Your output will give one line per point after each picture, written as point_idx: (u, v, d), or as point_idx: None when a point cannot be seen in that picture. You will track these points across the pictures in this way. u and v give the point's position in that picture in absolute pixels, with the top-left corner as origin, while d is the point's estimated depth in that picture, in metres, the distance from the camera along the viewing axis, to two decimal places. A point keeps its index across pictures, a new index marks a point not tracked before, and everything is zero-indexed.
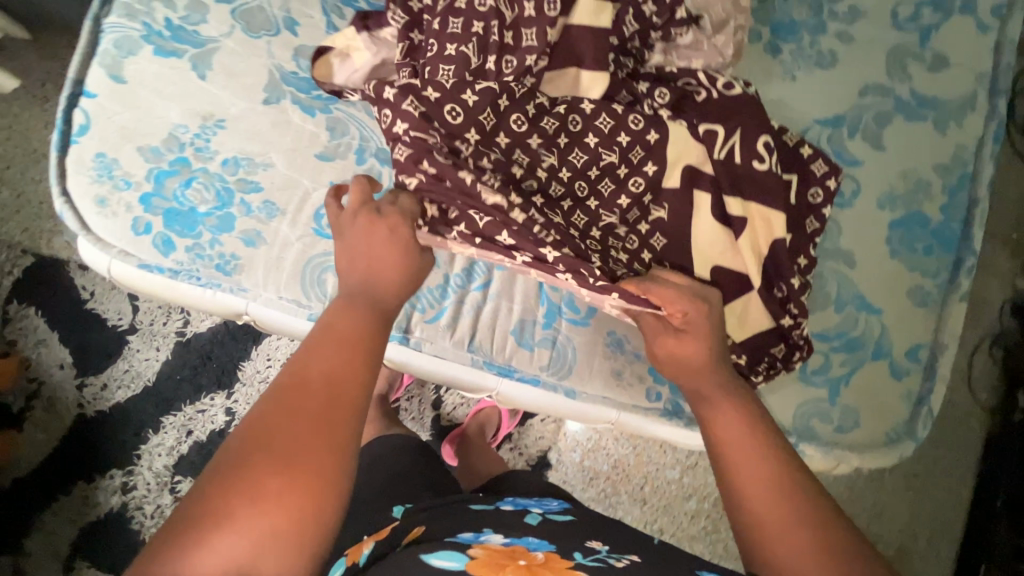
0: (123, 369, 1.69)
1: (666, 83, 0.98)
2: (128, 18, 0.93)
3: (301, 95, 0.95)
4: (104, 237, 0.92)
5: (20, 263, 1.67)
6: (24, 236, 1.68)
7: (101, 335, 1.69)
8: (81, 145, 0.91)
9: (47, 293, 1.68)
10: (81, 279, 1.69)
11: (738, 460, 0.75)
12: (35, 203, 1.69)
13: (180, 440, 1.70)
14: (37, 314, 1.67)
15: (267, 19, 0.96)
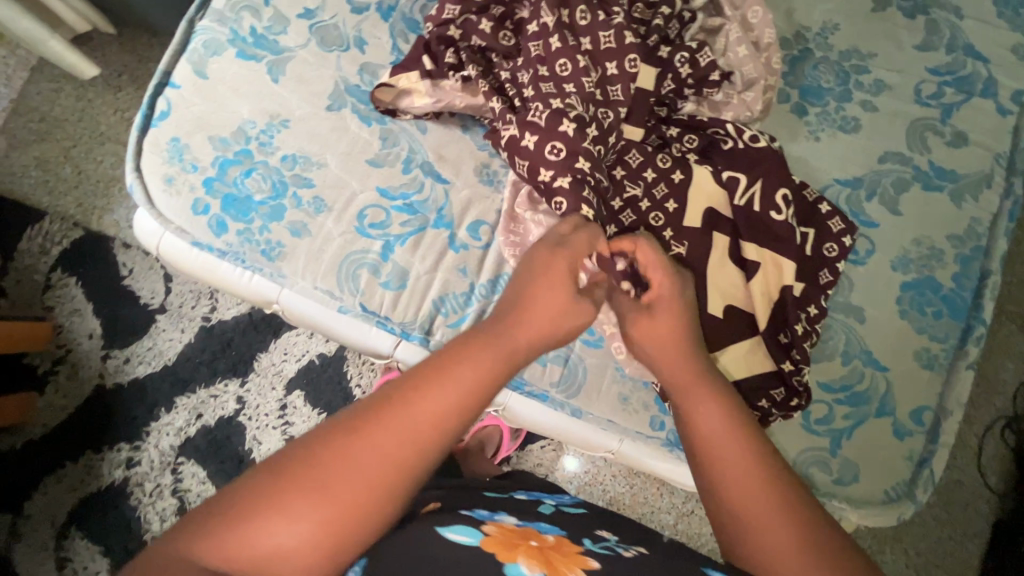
0: (148, 347, 1.76)
1: (696, 131, 1.05)
2: (219, 23, 1.04)
3: (360, 106, 1.04)
4: (165, 213, 1.00)
5: (69, 235, 1.77)
6: (77, 210, 1.79)
7: (132, 311, 1.76)
8: (159, 129, 1.01)
9: (89, 266, 1.77)
10: (122, 256, 1.78)
11: (717, 443, 0.77)
12: (93, 181, 1.80)
13: (189, 422, 1.75)
14: (76, 285, 1.75)
15: (340, 36, 1.06)
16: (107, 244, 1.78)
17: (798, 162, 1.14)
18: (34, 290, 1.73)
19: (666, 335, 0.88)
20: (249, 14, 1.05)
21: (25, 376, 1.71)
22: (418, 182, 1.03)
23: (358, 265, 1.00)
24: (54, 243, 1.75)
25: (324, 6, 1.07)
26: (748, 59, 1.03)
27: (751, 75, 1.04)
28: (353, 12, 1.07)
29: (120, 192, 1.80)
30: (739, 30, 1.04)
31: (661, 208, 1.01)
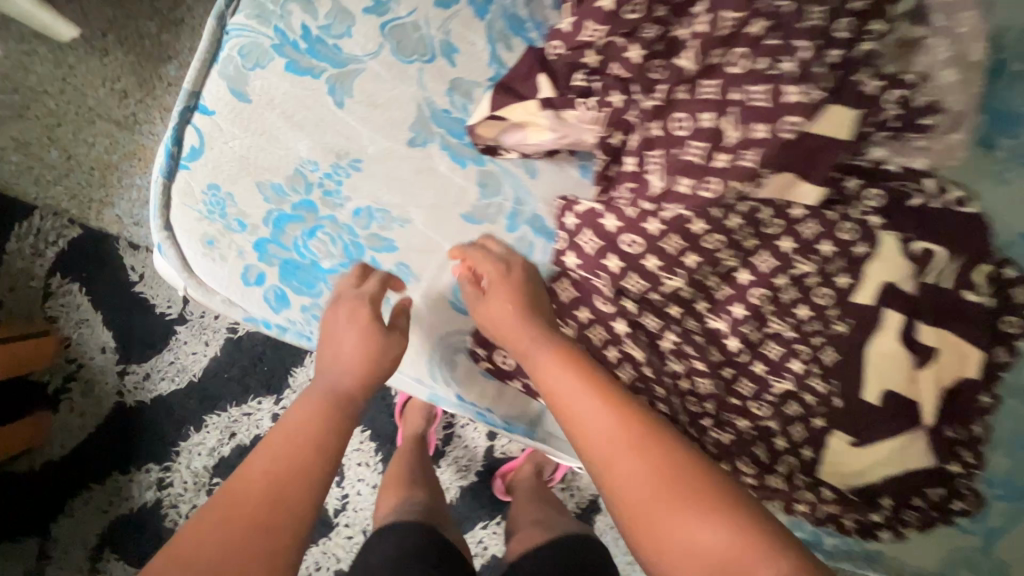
0: (169, 361, 1.58)
1: (877, 183, 0.83)
2: (259, 19, 0.76)
3: (452, 139, 0.80)
4: (208, 282, 0.79)
5: (66, 235, 1.53)
6: (72, 204, 1.53)
7: (147, 322, 1.57)
8: (190, 171, 0.76)
9: (93, 270, 1.54)
10: (130, 259, 1.56)
11: (588, 421, 0.64)
12: (86, 168, 1.53)
13: (222, 441, 1.61)
14: (81, 292, 1.54)
15: (422, 41, 0.79)
16: (111, 244, 1.54)
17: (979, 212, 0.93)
18: (33, 298, 1.52)
19: (508, 304, 0.72)
20: (297, 5, 0.76)
21: (35, 396, 1.54)
22: (527, 242, 0.82)
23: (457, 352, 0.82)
24: (49, 244, 1.52)
25: None
26: (956, 89, 0.79)
27: (958, 109, 0.81)
28: (439, 5, 0.79)
29: (121, 182, 1.54)
30: (953, 47, 0.79)
31: (832, 286, 0.80)
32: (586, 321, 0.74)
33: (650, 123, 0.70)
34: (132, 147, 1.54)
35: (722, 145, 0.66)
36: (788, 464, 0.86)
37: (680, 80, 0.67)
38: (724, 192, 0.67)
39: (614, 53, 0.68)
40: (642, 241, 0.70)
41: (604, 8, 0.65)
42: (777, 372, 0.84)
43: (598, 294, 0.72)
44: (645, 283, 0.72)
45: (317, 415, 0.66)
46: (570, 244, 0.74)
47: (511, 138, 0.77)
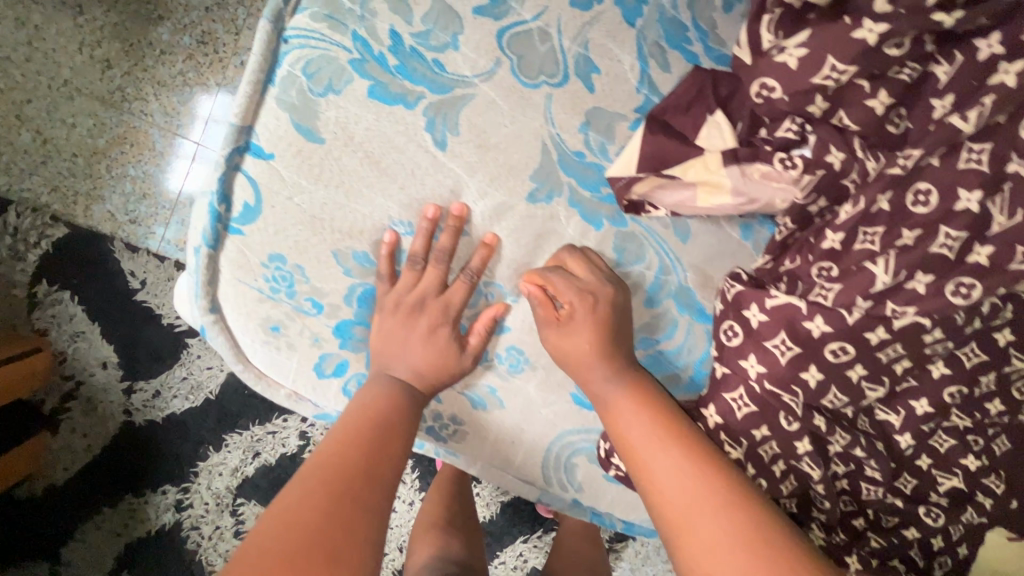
0: (181, 378, 1.29)
1: None
2: (332, 23, 0.54)
3: (585, 190, 0.61)
4: (271, 375, 0.61)
5: (49, 235, 1.23)
6: (52, 197, 1.23)
7: (153, 333, 1.27)
8: (244, 236, 0.56)
9: (84, 275, 1.24)
10: (128, 263, 1.25)
11: (655, 465, 0.54)
12: (67, 154, 1.23)
13: (245, 461, 1.32)
14: (72, 301, 1.24)
15: (551, 57, 0.58)
16: (103, 245, 1.24)
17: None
18: (16, 310, 1.23)
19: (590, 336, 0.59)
20: (387, 4, 0.55)
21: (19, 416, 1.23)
22: (670, 320, 0.65)
23: (575, 453, 0.67)
24: (29, 246, 1.21)
25: None
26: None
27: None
28: (576, 6, 0.58)
29: (111, 172, 1.24)
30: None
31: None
32: (761, 438, 0.58)
33: (874, 195, 0.53)
34: (121, 130, 1.24)
35: (985, 235, 0.50)
36: None
37: (943, 144, 0.50)
38: (979, 295, 0.51)
39: (854, 96, 0.50)
40: (851, 352, 0.54)
41: (863, 41, 0.46)
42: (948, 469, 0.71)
43: (784, 410, 0.57)
44: (847, 397, 0.56)
45: (370, 437, 0.55)
46: (749, 344, 0.57)
47: (674, 196, 0.59)
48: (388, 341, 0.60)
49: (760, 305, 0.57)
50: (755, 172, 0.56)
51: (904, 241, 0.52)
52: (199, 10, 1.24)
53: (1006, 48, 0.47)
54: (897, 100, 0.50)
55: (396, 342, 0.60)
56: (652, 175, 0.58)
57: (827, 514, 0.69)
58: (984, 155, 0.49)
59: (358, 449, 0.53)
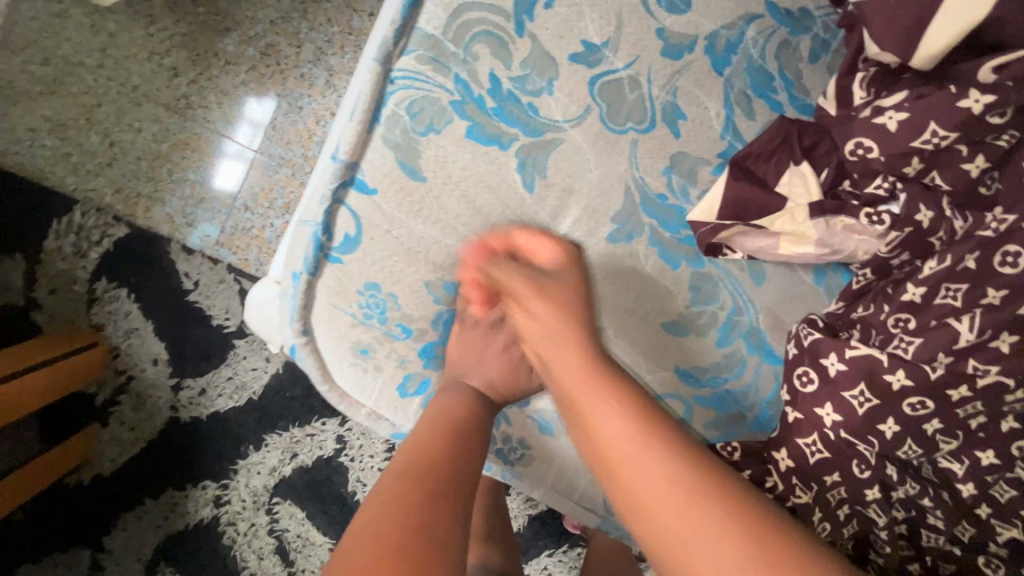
0: (227, 377, 1.21)
1: None
2: (436, 66, 0.57)
3: (665, 231, 0.63)
4: (354, 396, 0.63)
5: (110, 234, 1.18)
6: (116, 198, 1.20)
7: (201, 333, 1.21)
8: (342, 265, 0.59)
9: (142, 273, 1.19)
10: (183, 264, 1.21)
11: (637, 474, 0.44)
12: (133, 157, 1.20)
13: (283, 461, 1.23)
14: (128, 298, 1.19)
15: (640, 104, 0.60)
16: (162, 247, 1.20)
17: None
18: (75, 305, 1.18)
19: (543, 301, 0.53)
20: (487, 47, 0.57)
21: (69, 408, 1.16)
22: (738, 360, 0.66)
23: None
24: (92, 244, 1.17)
25: (619, 40, 0.59)
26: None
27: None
28: (667, 55, 0.60)
29: (172, 176, 1.22)
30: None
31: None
32: (832, 485, 0.59)
33: (961, 255, 0.54)
34: (185, 136, 1.22)
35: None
36: None
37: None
38: None
39: (951, 159, 0.53)
40: (929, 406, 0.55)
41: (969, 109, 0.49)
42: None
43: (856, 458, 0.58)
44: (923, 451, 0.57)
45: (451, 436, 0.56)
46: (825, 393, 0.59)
47: (756, 243, 0.61)
48: (465, 356, 0.62)
49: (839, 355, 0.58)
50: (837, 227, 0.59)
51: (990, 300, 0.53)
52: (265, 22, 1.22)
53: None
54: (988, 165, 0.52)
55: (473, 355, 0.63)
56: (735, 221, 0.60)
57: None
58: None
59: (443, 451, 0.54)
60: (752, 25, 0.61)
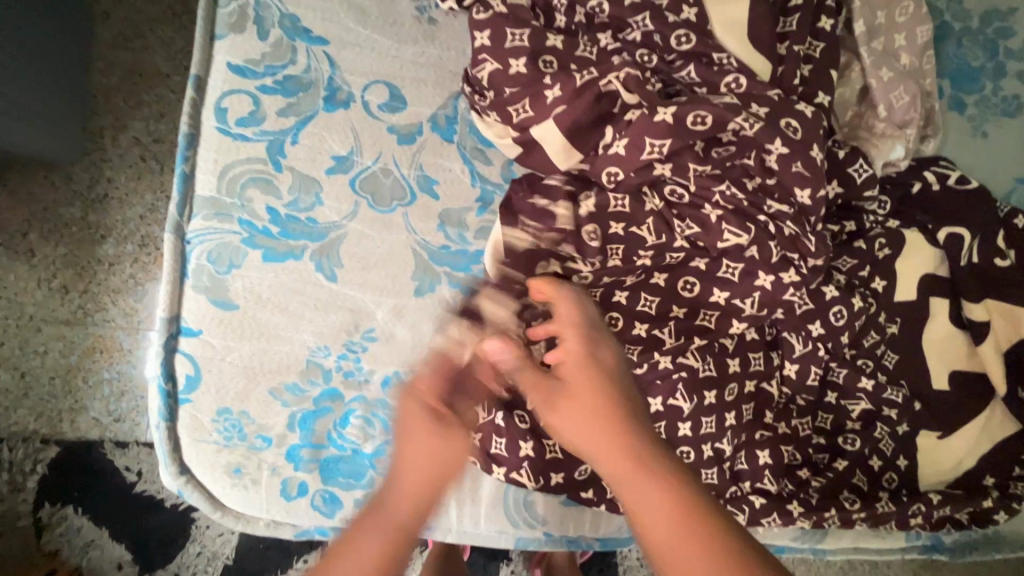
0: (197, 551, 1.20)
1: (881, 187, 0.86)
2: (220, 218, 0.69)
3: (459, 274, 0.74)
4: (247, 512, 0.70)
5: (43, 457, 1.21)
6: (39, 422, 1.23)
7: (158, 520, 1.21)
8: (193, 402, 0.69)
9: (83, 483, 1.21)
10: (122, 459, 1.23)
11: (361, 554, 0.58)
12: (46, 379, 1.24)
13: None
14: (77, 513, 1.20)
15: (396, 183, 0.74)
16: (96, 450, 1.22)
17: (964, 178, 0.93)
18: (25, 542, 1.18)
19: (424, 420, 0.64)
20: (257, 189, 0.70)
21: None
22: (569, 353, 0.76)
23: (529, 491, 0.75)
24: (26, 474, 1.19)
25: (362, 146, 0.73)
26: (897, 81, 0.84)
27: (912, 93, 0.84)
28: (403, 142, 0.74)
29: (88, 382, 1.25)
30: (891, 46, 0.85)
31: (838, 307, 0.75)
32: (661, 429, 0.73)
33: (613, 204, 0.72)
34: (90, 341, 1.26)
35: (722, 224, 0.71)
36: (891, 480, 0.84)
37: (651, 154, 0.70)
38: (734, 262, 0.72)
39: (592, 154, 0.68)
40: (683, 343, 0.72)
41: (599, 115, 0.71)
42: (852, 397, 0.82)
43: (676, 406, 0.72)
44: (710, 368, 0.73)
45: (425, 475, 0.62)
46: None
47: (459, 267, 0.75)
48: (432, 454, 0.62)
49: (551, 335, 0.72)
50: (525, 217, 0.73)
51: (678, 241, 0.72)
52: (136, 218, 1.29)
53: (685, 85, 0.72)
54: (642, 130, 0.69)
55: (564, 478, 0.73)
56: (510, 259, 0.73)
57: (794, 482, 0.80)
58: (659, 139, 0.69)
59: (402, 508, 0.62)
60: (460, 99, 0.77)
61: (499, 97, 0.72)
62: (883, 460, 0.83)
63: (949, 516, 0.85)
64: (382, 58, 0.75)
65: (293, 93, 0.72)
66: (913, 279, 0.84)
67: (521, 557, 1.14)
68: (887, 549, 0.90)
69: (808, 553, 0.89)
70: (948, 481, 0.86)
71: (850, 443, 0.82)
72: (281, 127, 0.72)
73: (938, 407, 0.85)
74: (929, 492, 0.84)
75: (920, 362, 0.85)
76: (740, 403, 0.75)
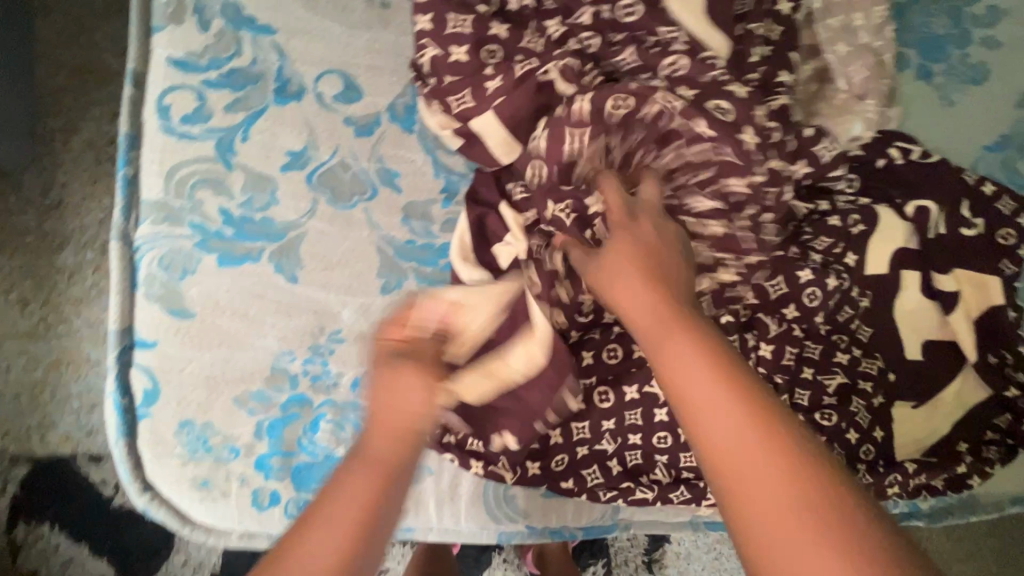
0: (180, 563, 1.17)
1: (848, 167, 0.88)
2: (170, 223, 0.66)
3: (427, 268, 0.71)
4: (218, 526, 0.68)
5: (13, 476, 1.17)
6: (6, 441, 1.18)
7: (138, 533, 1.18)
8: (153, 417, 0.66)
9: (58, 499, 1.17)
10: (96, 473, 1.19)
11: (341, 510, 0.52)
12: (10, 396, 1.19)
13: None
14: (52, 531, 1.16)
15: (356, 178, 0.71)
16: (68, 465, 1.18)
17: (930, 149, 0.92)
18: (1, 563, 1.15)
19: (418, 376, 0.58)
20: (208, 191, 0.67)
21: None
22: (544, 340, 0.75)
23: (509, 485, 0.74)
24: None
25: (317, 140, 0.70)
26: None
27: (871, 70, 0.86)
28: (361, 134, 0.71)
29: (55, 397, 1.20)
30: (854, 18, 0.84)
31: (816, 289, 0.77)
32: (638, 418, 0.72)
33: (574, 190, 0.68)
34: (54, 354, 1.21)
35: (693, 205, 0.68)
36: (869, 452, 0.84)
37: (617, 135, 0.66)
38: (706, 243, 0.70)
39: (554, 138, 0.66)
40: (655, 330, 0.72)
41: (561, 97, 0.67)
42: (829, 371, 0.82)
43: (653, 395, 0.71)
44: None
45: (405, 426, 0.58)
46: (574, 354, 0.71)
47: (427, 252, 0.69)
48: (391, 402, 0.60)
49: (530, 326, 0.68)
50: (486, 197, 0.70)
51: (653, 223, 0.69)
52: (94, 225, 1.24)
53: (648, 67, 0.69)
54: (588, 131, 0.65)
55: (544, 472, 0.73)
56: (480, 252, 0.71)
57: None
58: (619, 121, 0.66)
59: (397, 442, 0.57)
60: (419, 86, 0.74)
61: (439, 86, 0.70)
62: (861, 433, 0.83)
63: (924, 484, 0.86)
64: (333, 46, 0.72)
65: (240, 87, 0.69)
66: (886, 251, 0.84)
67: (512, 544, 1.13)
68: None
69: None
70: (924, 450, 0.87)
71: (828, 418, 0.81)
72: (229, 124, 0.68)
73: (913, 379, 0.85)
74: (906, 461, 0.85)
75: (894, 334, 0.84)
76: None
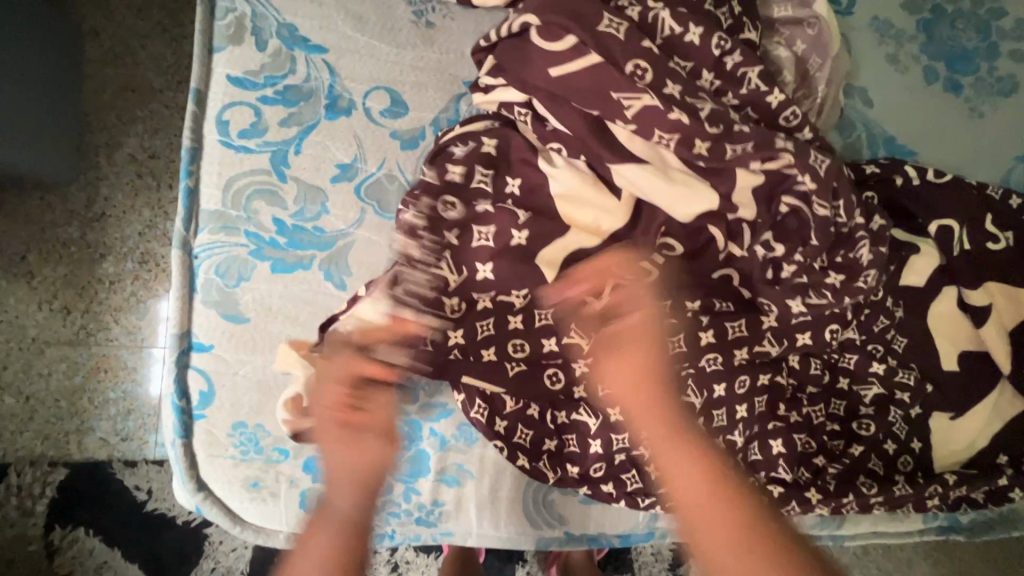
0: (210, 568, 1.18)
1: (866, 184, 0.87)
2: (227, 231, 0.69)
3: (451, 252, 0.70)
4: (266, 526, 0.70)
5: (52, 479, 1.20)
6: (47, 445, 1.22)
7: (172, 536, 1.20)
8: (207, 418, 0.68)
9: (93, 503, 1.19)
10: (132, 478, 1.22)
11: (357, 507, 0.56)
12: (51, 402, 1.23)
13: None
14: (89, 534, 1.18)
15: (402, 188, 0.74)
16: (105, 470, 1.21)
17: (957, 162, 0.93)
18: (38, 566, 1.17)
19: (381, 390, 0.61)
20: (263, 201, 0.70)
21: None
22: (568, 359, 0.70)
23: (548, 490, 0.75)
24: (35, 498, 1.18)
25: (366, 153, 0.73)
26: None
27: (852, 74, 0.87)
28: (407, 148, 0.74)
29: (94, 403, 1.24)
30: None
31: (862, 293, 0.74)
32: None
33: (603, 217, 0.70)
34: (94, 360, 1.25)
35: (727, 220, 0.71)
36: (907, 464, 0.83)
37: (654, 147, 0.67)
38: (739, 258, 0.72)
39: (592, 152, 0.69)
40: (690, 344, 0.72)
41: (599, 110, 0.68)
42: (863, 381, 0.82)
43: (690, 407, 0.72)
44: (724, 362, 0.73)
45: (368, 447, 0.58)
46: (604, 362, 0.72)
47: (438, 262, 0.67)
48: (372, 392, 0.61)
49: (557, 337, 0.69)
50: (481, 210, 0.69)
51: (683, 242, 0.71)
52: (135, 236, 1.28)
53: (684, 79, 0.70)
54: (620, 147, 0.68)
55: (583, 481, 0.74)
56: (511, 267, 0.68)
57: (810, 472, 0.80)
58: (654, 128, 0.67)
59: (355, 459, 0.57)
60: (461, 101, 0.77)
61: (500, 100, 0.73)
62: (897, 443, 0.83)
63: (965, 496, 0.85)
64: (380, 63, 0.75)
65: (293, 102, 0.72)
66: (920, 261, 0.84)
67: (537, 558, 1.13)
68: (899, 530, 0.90)
69: (826, 540, 0.90)
70: (962, 461, 0.85)
71: (864, 430, 0.81)
72: (284, 138, 0.72)
73: (950, 390, 0.84)
74: (944, 473, 0.83)
75: (927, 344, 0.84)
76: (755, 395, 0.75)
